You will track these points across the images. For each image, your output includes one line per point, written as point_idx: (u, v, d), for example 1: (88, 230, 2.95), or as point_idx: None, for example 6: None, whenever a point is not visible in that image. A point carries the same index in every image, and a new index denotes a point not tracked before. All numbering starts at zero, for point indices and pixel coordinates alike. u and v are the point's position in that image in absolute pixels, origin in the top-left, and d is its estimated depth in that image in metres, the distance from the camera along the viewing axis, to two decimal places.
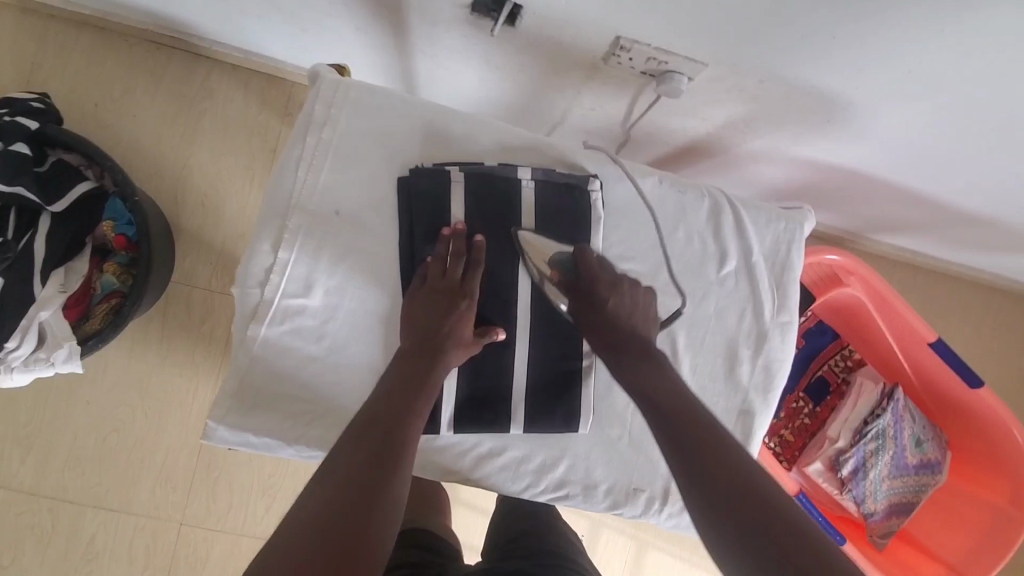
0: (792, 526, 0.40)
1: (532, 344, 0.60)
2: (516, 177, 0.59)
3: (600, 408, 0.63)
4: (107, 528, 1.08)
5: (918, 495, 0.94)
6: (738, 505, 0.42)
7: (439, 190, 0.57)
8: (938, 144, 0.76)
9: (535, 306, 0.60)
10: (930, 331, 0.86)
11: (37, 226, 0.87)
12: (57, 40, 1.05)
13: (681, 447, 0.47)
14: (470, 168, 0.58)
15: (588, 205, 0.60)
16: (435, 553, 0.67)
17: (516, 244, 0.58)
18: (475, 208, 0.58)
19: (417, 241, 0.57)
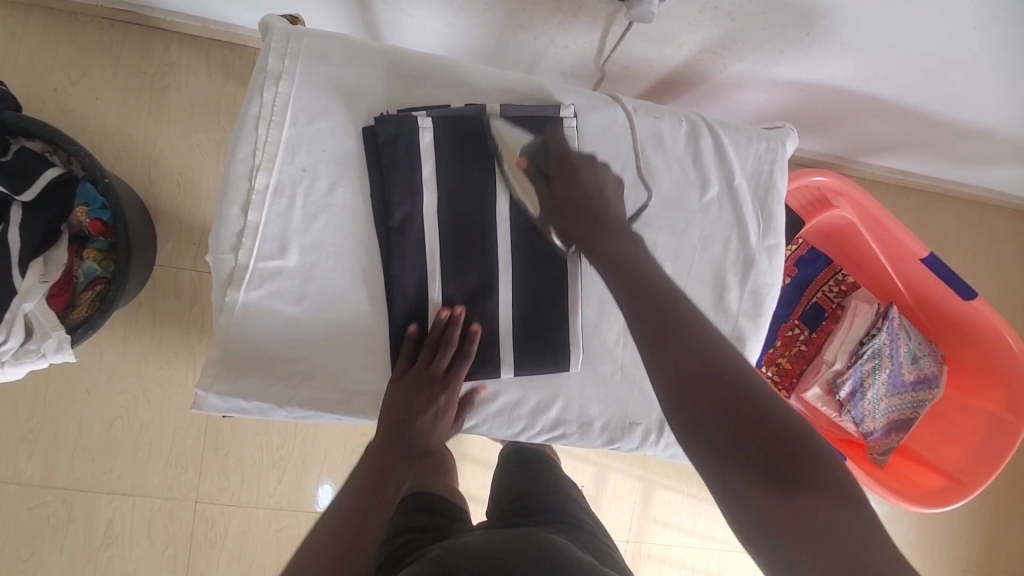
0: (766, 437, 0.40)
1: (516, 287, 0.59)
2: (485, 117, 0.56)
3: (590, 347, 0.63)
4: (123, 512, 1.10)
5: (916, 410, 0.96)
6: (715, 415, 0.41)
7: (405, 135, 0.54)
8: (925, 51, 0.73)
9: (516, 249, 0.59)
10: (922, 248, 0.85)
11: (10, 217, 0.86)
12: (5, 24, 1.00)
13: (659, 351, 0.45)
14: (437, 112, 0.55)
15: (563, 138, 0.57)
16: (443, 514, 0.66)
17: (490, 183, 0.57)
18: (445, 152, 0.56)
19: (389, 192, 0.55)
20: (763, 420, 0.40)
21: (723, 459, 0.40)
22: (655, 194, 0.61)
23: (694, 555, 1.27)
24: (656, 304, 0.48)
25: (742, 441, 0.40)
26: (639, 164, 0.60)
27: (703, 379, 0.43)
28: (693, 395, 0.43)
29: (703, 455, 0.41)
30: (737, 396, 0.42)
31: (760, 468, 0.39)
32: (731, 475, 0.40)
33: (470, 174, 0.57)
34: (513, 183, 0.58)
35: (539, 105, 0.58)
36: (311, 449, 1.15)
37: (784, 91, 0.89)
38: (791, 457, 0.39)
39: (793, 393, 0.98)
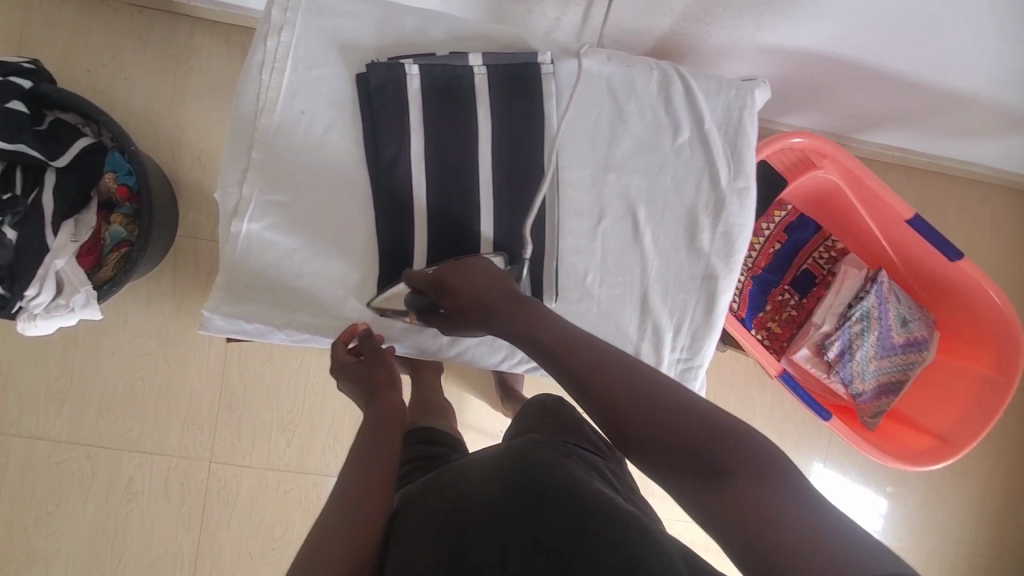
0: (698, 446, 0.43)
1: (497, 224, 0.63)
2: (468, 64, 0.61)
3: (568, 285, 0.66)
4: (142, 470, 1.16)
5: (906, 373, 0.97)
6: (651, 442, 0.45)
7: (394, 80, 0.59)
8: (901, 11, 0.76)
9: (498, 190, 0.63)
10: (907, 208, 0.87)
11: (44, 181, 0.93)
12: (43, 11, 1.08)
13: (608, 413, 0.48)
14: (424, 60, 0.60)
15: (541, 83, 0.62)
16: (438, 442, 0.73)
17: (473, 128, 0.61)
18: (430, 97, 0.60)
19: (379, 133, 0.60)
20: (691, 432, 0.44)
21: (675, 477, 0.44)
22: (629, 138, 0.65)
23: (698, 534, 1.23)
24: (581, 353, 0.51)
25: (681, 460, 0.44)
26: (613, 110, 0.65)
27: (635, 416, 0.46)
28: (630, 434, 0.46)
29: (660, 478, 0.45)
30: (666, 419, 0.45)
31: (702, 475, 0.43)
32: (683, 487, 0.43)
33: (453, 119, 0.61)
34: (494, 126, 0.62)
35: (519, 54, 0.62)
36: (319, 414, 1.20)
37: (770, 61, 0.92)
38: (730, 460, 0.42)
39: (783, 356, 1.00)
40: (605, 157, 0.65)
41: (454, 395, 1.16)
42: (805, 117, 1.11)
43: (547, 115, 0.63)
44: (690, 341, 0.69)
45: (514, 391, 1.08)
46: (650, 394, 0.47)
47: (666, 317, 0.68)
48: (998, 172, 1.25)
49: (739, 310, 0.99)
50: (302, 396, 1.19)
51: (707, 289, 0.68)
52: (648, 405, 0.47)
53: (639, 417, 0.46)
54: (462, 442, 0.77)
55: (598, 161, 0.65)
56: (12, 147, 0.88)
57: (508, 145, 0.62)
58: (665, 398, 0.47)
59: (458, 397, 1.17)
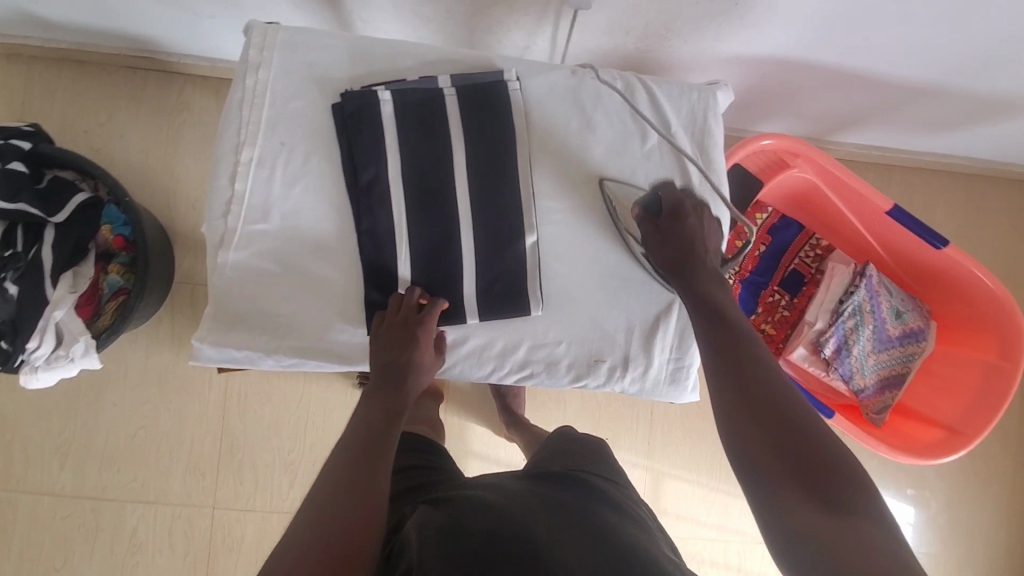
0: (815, 468, 0.46)
1: (476, 235, 0.64)
2: (438, 87, 0.64)
3: (551, 293, 0.67)
4: (147, 520, 1.14)
5: (907, 365, 0.96)
6: (774, 447, 0.48)
7: (367, 106, 0.62)
8: (853, 12, 0.79)
9: (475, 204, 0.64)
10: (884, 199, 0.88)
11: (44, 238, 0.95)
12: (42, 78, 1.13)
13: (740, 405, 0.51)
14: (395, 87, 0.63)
15: (508, 99, 0.65)
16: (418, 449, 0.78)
17: (446, 147, 0.64)
18: (403, 119, 0.63)
19: (357, 157, 0.62)
20: (818, 453, 0.47)
21: (773, 485, 0.47)
22: (598, 146, 0.67)
23: (716, 550, 1.19)
24: (734, 348, 0.55)
25: (796, 473, 0.46)
26: (582, 120, 0.67)
27: (767, 416, 0.50)
28: (757, 430, 0.49)
29: (762, 476, 0.48)
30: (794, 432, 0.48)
31: (815, 495, 0.45)
32: (786, 495, 0.46)
33: (427, 137, 0.63)
34: (466, 142, 0.64)
35: (485, 74, 0.65)
36: (321, 453, 1.18)
37: (736, 70, 0.96)
38: (839, 491, 0.45)
39: (779, 357, 1.00)
40: (577, 165, 0.67)
41: (456, 422, 1.15)
42: (780, 122, 1.13)
43: (518, 129, 0.65)
44: (678, 339, 0.70)
45: (515, 412, 1.07)
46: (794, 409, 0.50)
47: (652, 314, 0.68)
48: (981, 163, 1.26)
49: None
50: (305, 435, 1.18)
51: None
52: (783, 413, 0.50)
53: (761, 419, 0.50)
54: (443, 448, 0.83)
55: (574, 168, 0.67)
56: (14, 207, 0.91)
57: (482, 158, 0.64)
58: (804, 416, 0.49)
59: (460, 424, 1.16)
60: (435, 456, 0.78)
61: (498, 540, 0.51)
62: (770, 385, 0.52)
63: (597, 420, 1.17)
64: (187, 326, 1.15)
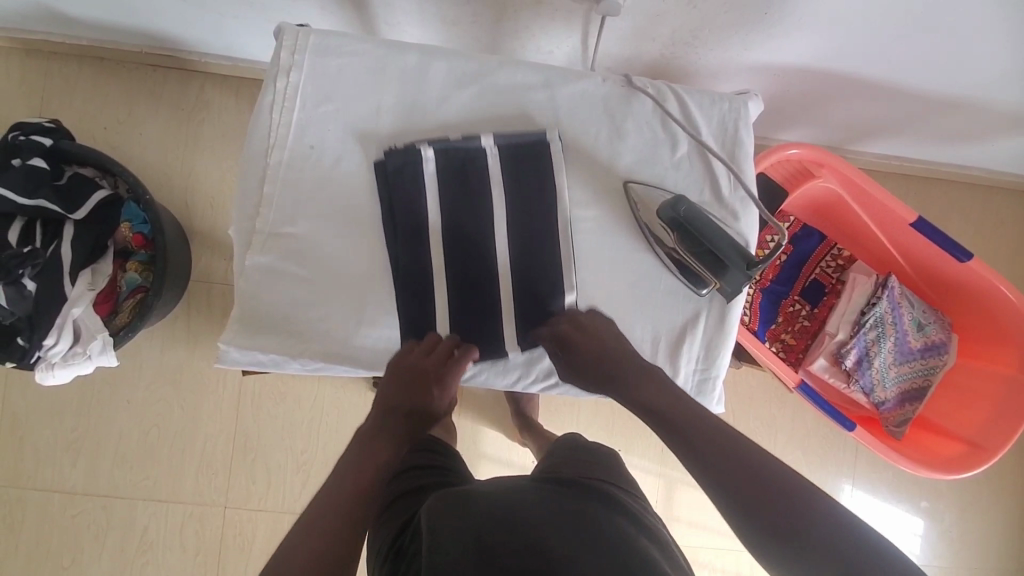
0: (799, 519, 0.47)
1: (516, 295, 0.64)
2: (481, 146, 0.63)
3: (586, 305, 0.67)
4: (158, 519, 1.14)
5: (928, 378, 0.96)
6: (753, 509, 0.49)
7: (409, 162, 0.61)
8: (883, 23, 0.78)
9: (512, 223, 0.64)
10: (910, 211, 0.87)
11: (62, 234, 0.95)
12: (62, 75, 1.13)
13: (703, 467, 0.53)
14: (438, 144, 0.62)
15: (550, 158, 0.64)
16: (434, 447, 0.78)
17: (487, 207, 0.63)
18: (444, 177, 0.62)
19: (396, 210, 0.62)
20: (794, 505, 0.48)
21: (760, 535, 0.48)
22: (628, 154, 0.67)
23: (729, 559, 1.18)
24: (677, 410, 0.57)
25: (785, 529, 0.47)
26: (612, 128, 0.67)
27: (729, 469, 0.51)
28: (734, 497, 0.50)
29: (756, 543, 0.49)
30: (770, 489, 0.49)
31: (808, 548, 0.46)
32: (771, 545, 0.48)
33: (467, 195, 0.63)
34: (507, 199, 0.63)
35: (528, 133, 0.64)
36: (333, 454, 1.17)
37: (760, 78, 0.95)
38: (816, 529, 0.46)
39: (800, 367, 0.99)
40: (606, 173, 0.67)
41: (469, 425, 1.15)
42: (800, 130, 1.13)
43: (558, 188, 0.64)
44: (705, 351, 0.68)
45: (529, 417, 1.07)
46: (762, 468, 0.50)
47: (678, 324, 0.68)
48: (1004, 175, 1.25)
49: (751, 323, 0.98)
50: (317, 435, 1.17)
51: (719, 306, 0.68)
52: (742, 466, 0.51)
53: (728, 473, 0.51)
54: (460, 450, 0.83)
55: (604, 177, 0.67)
56: (33, 204, 0.92)
57: (523, 214, 0.64)
58: (770, 469, 0.50)
59: (473, 428, 1.15)
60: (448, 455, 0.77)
61: (507, 537, 0.52)
62: (732, 448, 0.52)
63: (611, 427, 1.16)
64: (208, 326, 1.15)
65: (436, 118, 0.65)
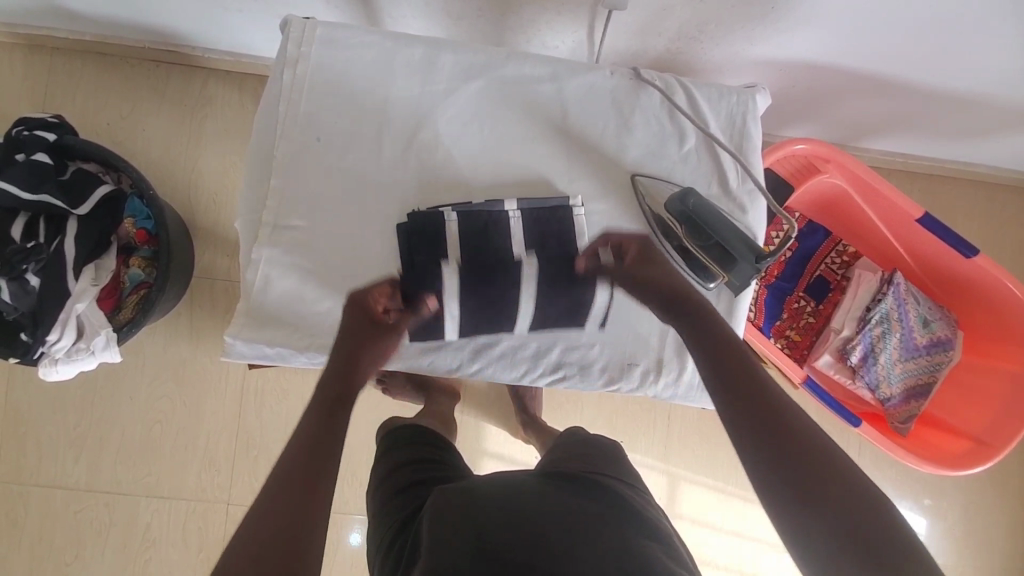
0: (846, 500, 0.41)
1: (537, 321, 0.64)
2: (503, 210, 0.63)
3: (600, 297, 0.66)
4: (161, 515, 1.14)
5: (934, 375, 0.95)
6: (781, 467, 0.43)
7: (429, 226, 0.62)
8: (891, 19, 0.77)
9: (525, 227, 0.64)
10: (916, 206, 0.87)
11: (66, 230, 0.94)
12: (65, 70, 1.13)
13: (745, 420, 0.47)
14: (461, 208, 0.63)
15: (572, 224, 0.65)
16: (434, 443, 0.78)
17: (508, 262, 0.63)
18: (466, 231, 0.62)
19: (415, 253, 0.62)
20: (829, 471, 0.43)
21: (792, 507, 0.42)
22: (635, 147, 0.67)
23: (733, 557, 1.18)
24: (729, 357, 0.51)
25: (811, 496, 0.42)
26: (619, 121, 0.67)
27: (777, 428, 0.45)
28: (761, 449, 0.45)
29: (785, 510, 0.42)
30: (818, 461, 0.43)
31: (835, 520, 0.41)
32: (803, 518, 0.42)
33: (489, 259, 0.63)
34: (529, 266, 0.63)
35: (549, 198, 0.65)
36: None
37: (765, 74, 0.95)
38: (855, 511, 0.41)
39: (805, 364, 0.99)
40: (614, 166, 0.67)
41: (472, 422, 1.15)
42: (805, 126, 1.12)
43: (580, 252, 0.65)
44: None
45: (533, 414, 1.07)
46: (802, 427, 0.45)
47: None
48: (1009, 173, 1.24)
49: (755, 320, 0.98)
50: None
51: (727, 300, 0.67)
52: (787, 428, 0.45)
53: (773, 433, 0.45)
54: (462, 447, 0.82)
55: (611, 171, 0.67)
56: (36, 199, 0.91)
57: (547, 276, 0.64)
58: (810, 432, 0.45)
59: (476, 425, 1.15)
60: (447, 452, 0.77)
61: (513, 534, 0.51)
62: (775, 401, 0.47)
63: (615, 424, 1.15)
64: (212, 321, 1.15)
65: (442, 111, 0.65)
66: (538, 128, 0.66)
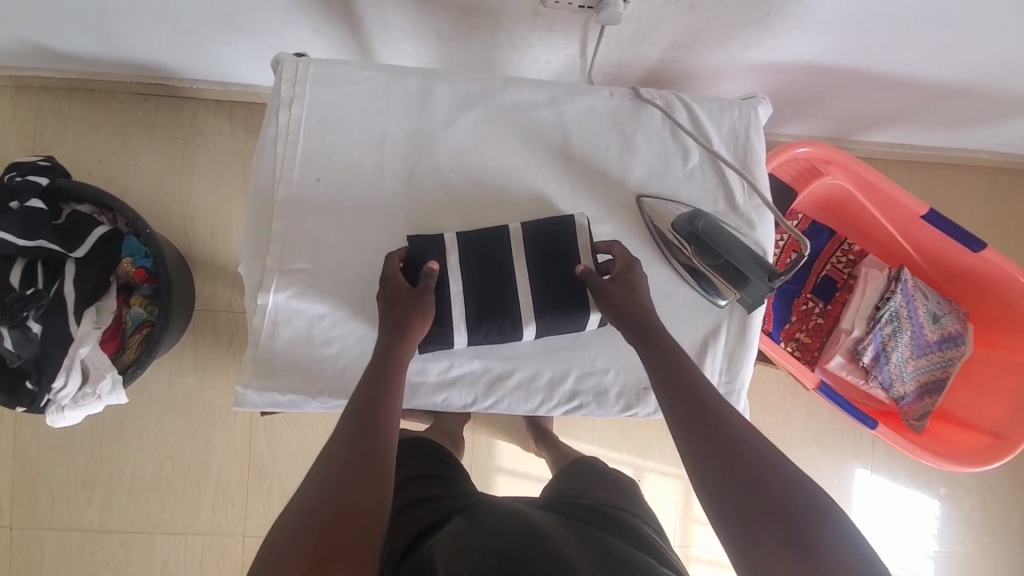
0: (785, 509, 0.44)
1: (538, 323, 0.62)
2: (504, 227, 0.63)
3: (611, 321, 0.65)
4: (177, 551, 1.13)
5: (947, 370, 0.95)
6: (734, 493, 0.46)
7: (438, 250, 0.61)
8: (888, 18, 0.76)
9: (529, 248, 0.62)
10: (921, 204, 0.87)
11: (64, 274, 0.93)
12: (53, 109, 1.11)
13: (693, 439, 0.50)
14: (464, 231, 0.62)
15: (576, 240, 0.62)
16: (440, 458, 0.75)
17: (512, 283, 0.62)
18: (473, 262, 0.61)
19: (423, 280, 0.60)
20: (780, 492, 0.45)
21: (733, 517, 0.45)
22: (639, 167, 0.66)
23: None
24: (682, 377, 0.54)
25: (757, 512, 0.45)
26: (621, 141, 0.66)
27: (723, 446, 0.48)
28: (716, 476, 0.47)
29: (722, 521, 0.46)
30: (761, 476, 0.46)
31: (786, 542, 0.43)
32: (746, 530, 0.45)
33: (499, 289, 0.62)
34: (539, 299, 0.62)
35: (553, 218, 0.63)
36: None
37: (762, 76, 0.94)
38: (794, 520, 0.44)
39: (816, 366, 0.98)
40: (617, 188, 0.66)
41: (483, 439, 1.14)
42: (802, 124, 1.12)
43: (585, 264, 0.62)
44: (728, 365, 0.67)
45: (545, 429, 1.06)
46: (753, 450, 0.48)
47: (699, 337, 0.66)
48: (1008, 157, 1.24)
49: (764, 325, 0.98)
50: None
51: (739, 319, 0.67)
52: (734, 447, 0.48)
53: (719, 452, 0.48)
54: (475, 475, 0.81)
55: (616, 192, 0.66)
56: (33, 244, 0.90)
57: (557, 303, 0.62)
58: (763, 453, 0.47)
59: (487, 441, 1.14)
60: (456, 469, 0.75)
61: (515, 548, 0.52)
62: (719, 417, 0.50)
63: (627, 433, 1.14)
64: (216, 354, 1.14)
65: (442, 142, 0.64)
66: (539, 153, 0.65)
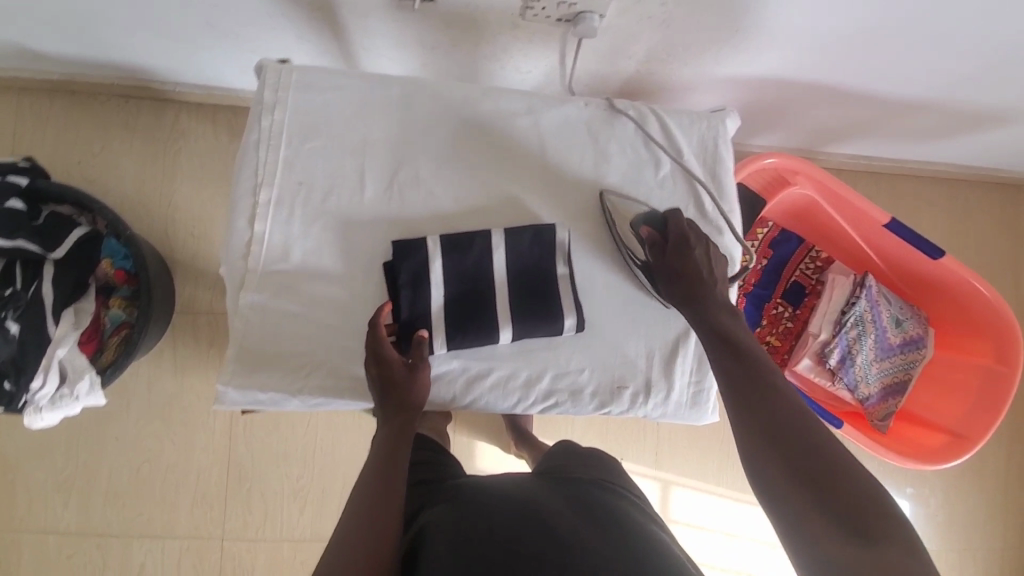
0: (831, 479, 0.46)
1: (514, 323, 0.64)
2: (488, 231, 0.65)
3: (586, 322, 0.68)
4: (154, 555, 1.12)
5: (908, 372, 0.99)
6: (787, 475, 0.47)
7: (419, 255, 0.63)
8: (849, 36, 0.80)
9: (511, 251, 0.65)
10: (882, 213, 0.90)
11: (43, 275, 0.92)
12: (32, 110, 1.11)
13: (751, 414, 0.52)
14: (445, 234, 0.64)
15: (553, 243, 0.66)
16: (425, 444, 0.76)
17: (491, 284, 0.64)
18: (452, 264, 0.63)
19: (403, 280, 0.62)
20: (833, 473, 0.46)
21: (783, 488, 0.47)
22: (613, 174, 0.69)
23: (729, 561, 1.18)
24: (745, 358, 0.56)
25: (804, 484, 0.46)
26: (595, 150, 0.69)
27: (777, 423, 0.50)
28: (771, 458, 0.48)
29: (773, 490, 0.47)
30: (814, 448, 0.48)
31: (832, 516, 0.44)
32: (790, 501, 0.46)
33: (477, 290, 0.64)
34: (512, 300, 0.64)
35: (535, 225, 0.66)
36: (329, 478, 1.16)
37: (733, 89, 0.98)
38: (841, 492, 0.45)
39: (786, 368, 1.01)
40: (591, 193, 0.68)
41: (464, 441, 1.15)
42: (773, 135, 1.16)
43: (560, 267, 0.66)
44: (697, 363, 0.70)
45: (524, 429, 1.07)
46: (811, 435, 0.49)
47: (671, 337, 0.69)
48: (969, 170, 1.29)
49: None
50: (312, 461, 1.16)
51: None
52: (789, 423, 0.50)
53: (773, 428, 0.50)
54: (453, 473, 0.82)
55: (589, 199, 0.68)
56: (11, 243, 0.88)
57: (529, 303, 0.64)
58: (816, 434, 0.49)
59: (467, 443, 1.16)
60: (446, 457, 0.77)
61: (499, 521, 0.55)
62: (777, 396, 0.52)
63: (606, 434, 1.16)
64: (195, 355, 1.13)
65: (422, 148, 0.66)
66: (516, 160, 0.68)
